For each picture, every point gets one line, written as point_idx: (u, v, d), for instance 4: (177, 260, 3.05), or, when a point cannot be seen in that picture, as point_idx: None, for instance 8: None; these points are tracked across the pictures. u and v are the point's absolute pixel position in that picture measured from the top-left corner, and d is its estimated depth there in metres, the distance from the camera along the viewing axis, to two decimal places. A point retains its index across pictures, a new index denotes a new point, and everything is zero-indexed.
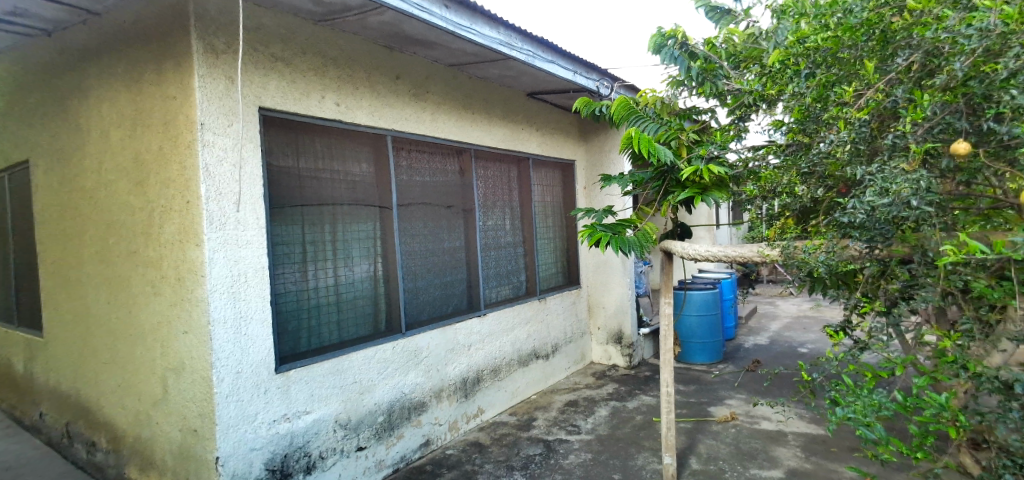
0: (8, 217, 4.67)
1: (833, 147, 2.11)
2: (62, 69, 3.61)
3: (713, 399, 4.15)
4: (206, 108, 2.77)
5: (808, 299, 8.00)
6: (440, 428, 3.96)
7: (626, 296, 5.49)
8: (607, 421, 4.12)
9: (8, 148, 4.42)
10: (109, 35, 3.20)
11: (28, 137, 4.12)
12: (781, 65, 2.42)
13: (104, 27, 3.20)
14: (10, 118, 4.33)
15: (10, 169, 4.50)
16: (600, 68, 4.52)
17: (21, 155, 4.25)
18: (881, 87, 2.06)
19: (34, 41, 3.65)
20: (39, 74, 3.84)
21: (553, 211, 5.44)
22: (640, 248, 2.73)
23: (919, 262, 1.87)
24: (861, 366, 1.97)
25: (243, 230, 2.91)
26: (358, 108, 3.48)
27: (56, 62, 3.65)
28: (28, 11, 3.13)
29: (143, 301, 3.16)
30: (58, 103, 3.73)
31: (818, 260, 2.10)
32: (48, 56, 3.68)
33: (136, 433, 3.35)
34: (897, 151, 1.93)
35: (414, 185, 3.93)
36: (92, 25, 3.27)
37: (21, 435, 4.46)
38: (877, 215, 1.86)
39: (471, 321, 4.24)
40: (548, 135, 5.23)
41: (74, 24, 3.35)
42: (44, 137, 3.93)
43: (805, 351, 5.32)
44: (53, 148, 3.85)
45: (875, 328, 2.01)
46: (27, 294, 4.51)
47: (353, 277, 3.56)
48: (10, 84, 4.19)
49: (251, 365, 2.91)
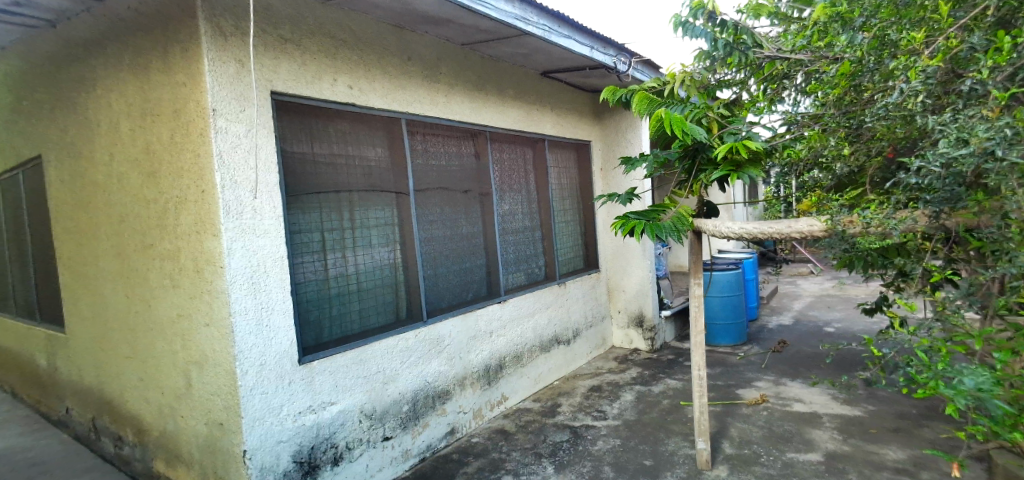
0: (24, 214, 4.70)
1: (903, 97, 2.16)
2: (70, 60, 3.57)
3: (741, 381, 4.08)
4: (218, 94, 2.72)
5: (830, 278, 7.86)
6: (465, 416, 3.93)
7: (647, 279, 5.42)
8: (633, 406, 4.07)
9: (20, 144, 4.41)
10: (116, 24, 3.14)
11: (39, 132, 4.09)
12: (834, 15, 2.52)
13: (111, 17, 3.14)
14: (21, 114, 4.30)
15: (23, 165, 4.50)
16: (617, 43, 4.40)
17: (33, 152, 4.24)
18: (956, 32, 2.14)
19: (39, 33, 3.59)
20: (47, 67, 3.79)
21: (570, 193, 5.35)
22: (677, 233, 2.62)
23: (994, 227, 1.81)
24: (935, 341, 1.93)
25: (260, 220, 2.86)
26: (371, 92, 3.41)
27: (63, 53, 3.60)
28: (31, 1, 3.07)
29: (161, 294, 3.15)
30: (68, 95, 3.70)
31: (890, 227, 2.03)
32: (55, 47, 3.62)
33: (162, 427, 3.36)
34: (975, 98, 2.03)
35: (429, 170, 3.87)
36: (97, 15, 3.21)
37: (50, 430, 4.54)
38: (951, 168, 1.87)
39: (491, 307, 4.19)
40: (563, 115, 5.13)
41: (79, 15, 3.30)
42: (55, 131, 3.90)
43: (832, 329, 5.21)
44: (64, 142, 3.81)
45: (948, 298, 1.99)
46: (47, 290, 4.53)
47: (372, 264, 3.51)
48: (17, 77, 4.15)
49: (275, 356, 2.89)
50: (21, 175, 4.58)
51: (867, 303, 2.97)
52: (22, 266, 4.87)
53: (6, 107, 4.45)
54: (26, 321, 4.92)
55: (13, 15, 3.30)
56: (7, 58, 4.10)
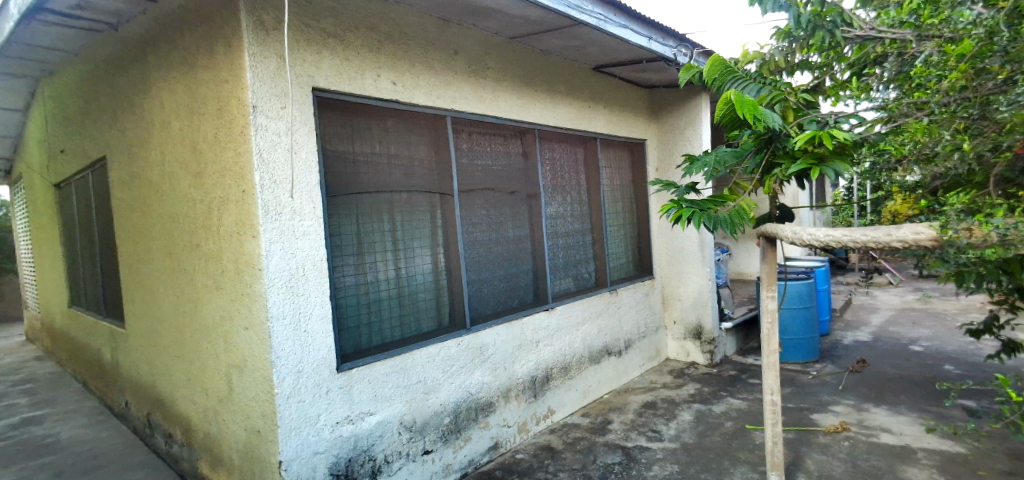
0: (92, 214, 4.80)
1: None
2: (128, 62, 3.58)
3: (816, 405, 3.70)
4: (258, 90, 2.61)
5: (913, 290, 7.22)
6: (509, 430, 3.72)
7: (706, 287, 5.06)
8: (692, 427, 3.76)
9: (87, 146, 4.52)
10: (168, 24, 3.11)
11: (102, 133, 4.16)
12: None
13: (163, 16, 3.11)
14: (88, 117, 4.40)
15: (93, 166, 4.57)
16: (677, 34, 4.11)
17: (98, 154, 4.32)
18: None
19: (100, 36, 3.63)
20: (108, 69, 3.84)
21: (622, 195, 5.07)
22: (731, 226, 2.33)
23: None
24: None
25: (300, 220, 2.74)
26: (415, 88, 3.25)
27: (122, 55, 3.62)
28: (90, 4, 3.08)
29: (206, 295, 3.08)
30: (125, 97, 3.71)
31: None
32: (115, 50, 3.65)
33: (206, 429, 3.30)
34: None
35: (474, 170, 3.68)
36: (152, 16, 3.18)
37: (113, 422, 4.64)
38: None
39: (539, 315, 3.97)
40: (616, 113, 4.86)
41: (136, 16, 3.25)
42: (115, 132, 3.94)
43: (919, 349, 4.71)
44: (123, 143, 3.84)
45: None
46: (110, 288, 4.61)
47: (414, 269, 3.35)
48: (83, 80, 4.24)
49: (313, 363, 2.75)
50: (89, 176, 4.70)
51: (973, 323, 2.58)
52: (90, 263, 5.00)
53: (76, 111, 4.58)
54: (93, 315, 5.05)
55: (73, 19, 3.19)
56: (73, 62, 4.19)
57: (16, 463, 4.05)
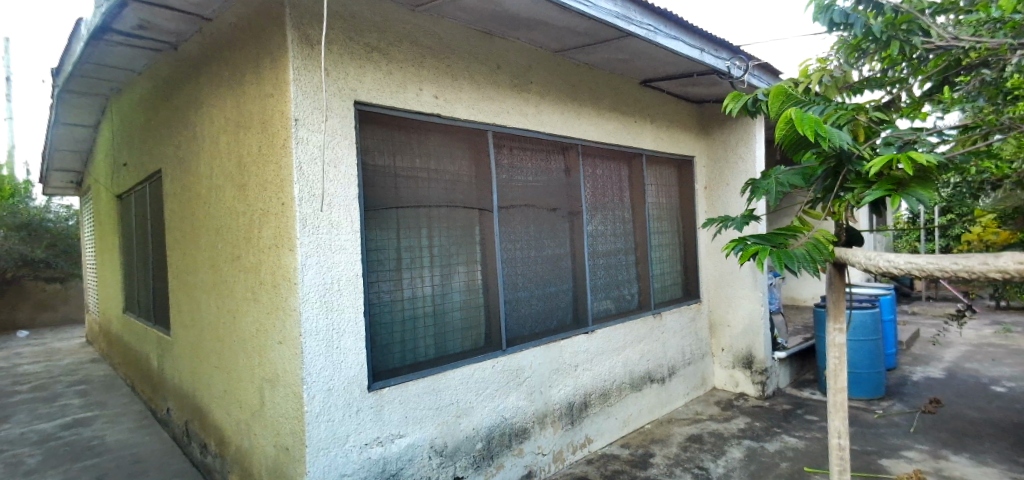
0: (146, 225, 4.91)
1: None
2: (183, 79, 3.65)
3: (884, 449, 3.38)
4: (301, 103, 2.56)
5: (990, 324, 6.67)
6: (544, 459, 3.53)
7: (759, 313, 4.77)
8: (744, 466, 3.48)
9: (145, 160, 4.64)
10: (220, 40, 3.13)
11: (158, 147, 4.26)
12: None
13: (216, 33, 3.14)
14: (146, 132, 4.52)
15: (150, 178, 4.67)
16: (732, 46, 3.91)
17: (154, 168, 4.43)
18: None
19: (161, 55, 3.72)
20: (166, 87, 3.93)
21: (669, 214, 4.85)
22: (813, 262, 2.00)
23: None
24: None
25: (337, 233, 2.66)
26: (457, 101, 3.16)
27: (178, 72, 3.69)
28: (153, 24, 3.14)
29: (244, 308, 3.04)
30: (180, 113, 3.78)
31: None
32: (172, 67, 3.72)
33: (237, 443, 3.24)
34: None
35: (515, 186, 3.56)
36: (207, 33, 3.22)
37: (154, 428, 4.68)
38: None
39: (579, 338, 3.79)
40: (665, 130, 4.67)
41: (193, 34, 3.33)
42: (169, 147, 4.03)
43: (1002, 390, 4.29)
44: (176, 157, 3.91)
45: None
46: (158, 295, 4.68)
47: (450, 288, 3.23)
48: (144, 96, 4.36)
49: (344, 381, 2.65)
50: (145, 188, 4.82)
51: None
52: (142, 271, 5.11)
53: (137, 127, 4.72)
54: (143, 322, 5.14)
55: (133, 35, 3.29)
56: (135, 79, 4.32)
57: (62, 464, 4.09)
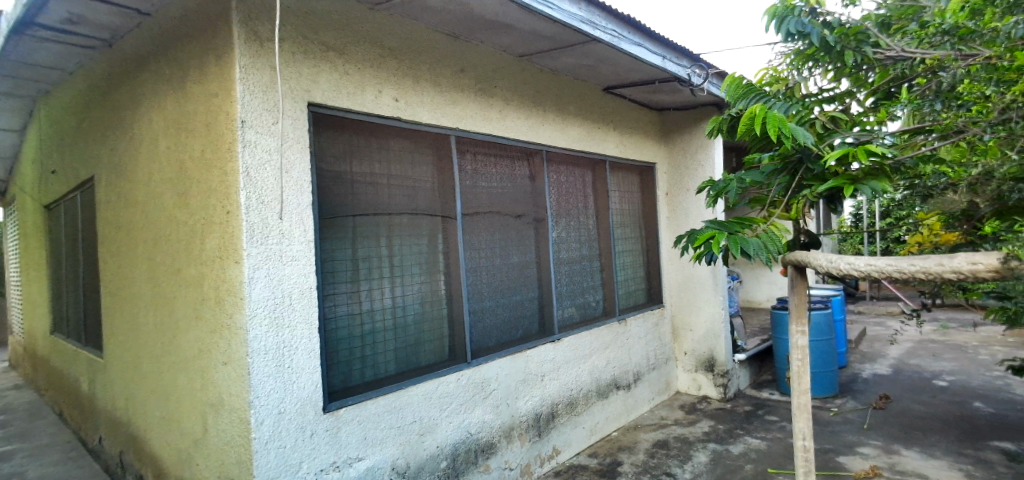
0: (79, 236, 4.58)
1: None
2: (119, 79, 3.42)
3: (842, 446, 3.48)
4: (248, 103, 2.42)
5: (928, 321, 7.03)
6: (511, 473, 3.46)
7: (719, 317, 4.85)
8: (710, 470, 3.52)
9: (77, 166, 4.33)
10: (161, 38, 2.95)
11: (92, 152, 3.98)
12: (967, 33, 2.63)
13: (156, 30, 2.95)
14: (79, 136, 4.23)
15: (82, 186, 4.36)
16: (692, 54, 3.98)
17: (87, 174, 4.14)
18: None
19: (96, 54, 3.48)
20: (101, 87, 3.68)
21: (631, 219, 4.89)
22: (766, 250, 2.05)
23: None
24: None
25: (288, 244, 2.53)
26: (419, 105, 3.08)
27: (115, 72, 3.46)
28: (83, 18, 2.93)
29: (186, 326, 2.85)
30: (116, 115, 3.54)
31: None
32: (108, 65, 3.49)
33: (179, 473, 3.03)
34: None
35: (478, 193, 3.50)
36: (145, 29, 3.03)
37: (85, 460, 4.35)
38: None
39: (544, 347, 3.75)
40: (626, 135, 4.71)
41: (131, 31, 3.12)
42: (103, 152, 3.77)
43: (945, 384, 4.51)
44: (111, 162, 3.66)
45: None
46: (92, 313, 4.36)
47: (411, 297, 3.13)
48: (76, 98, 4.08)
49: (296, 403, 2.51)
50: (77, 196, 4.50)
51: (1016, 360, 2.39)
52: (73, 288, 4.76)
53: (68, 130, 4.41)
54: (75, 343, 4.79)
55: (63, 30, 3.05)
56: (66, 78, 4.03)
57: None
